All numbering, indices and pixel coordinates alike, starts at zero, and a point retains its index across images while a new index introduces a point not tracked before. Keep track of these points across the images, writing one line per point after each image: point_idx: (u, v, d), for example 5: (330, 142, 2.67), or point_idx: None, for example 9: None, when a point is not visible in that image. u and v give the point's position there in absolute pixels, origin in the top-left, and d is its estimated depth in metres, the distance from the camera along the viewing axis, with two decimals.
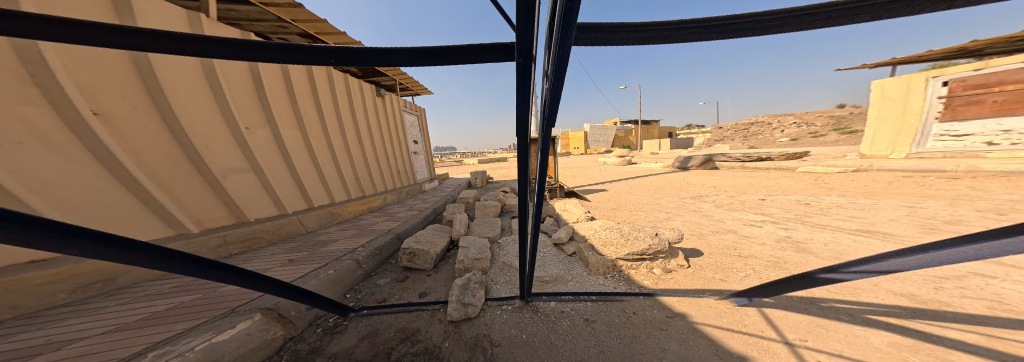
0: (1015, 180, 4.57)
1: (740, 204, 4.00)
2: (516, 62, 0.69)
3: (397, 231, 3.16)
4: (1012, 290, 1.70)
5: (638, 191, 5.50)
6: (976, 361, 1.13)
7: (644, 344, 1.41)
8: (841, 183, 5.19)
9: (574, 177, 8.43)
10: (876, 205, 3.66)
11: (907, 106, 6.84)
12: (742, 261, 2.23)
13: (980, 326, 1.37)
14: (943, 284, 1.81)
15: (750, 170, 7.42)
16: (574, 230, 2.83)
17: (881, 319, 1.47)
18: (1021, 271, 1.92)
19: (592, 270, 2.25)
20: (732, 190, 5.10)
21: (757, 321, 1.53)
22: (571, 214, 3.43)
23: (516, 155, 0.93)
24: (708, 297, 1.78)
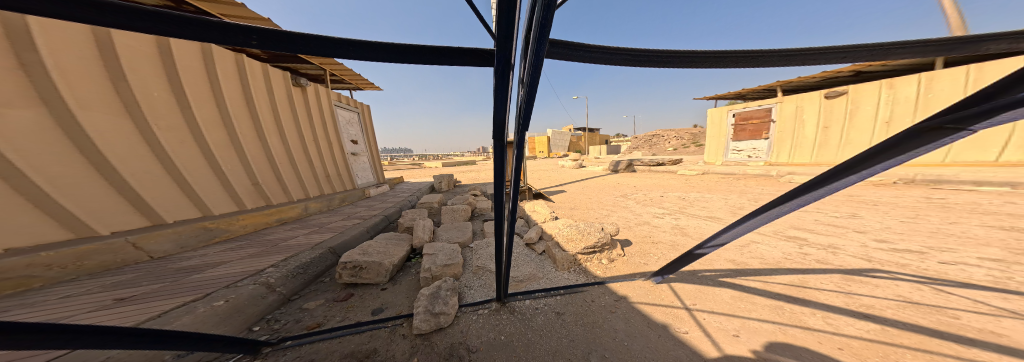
0: (764, 180, 6.74)
1: (652, 200, 4.89)
2: (494, 65, 0.78)
3: (331, 245, 2.75)
4: (784, 250, 2.58)
5: (582, 192, 6.14)
6: (769, 301, 1.76)
7: (604, 328, 1.59)
8: (700, 182, 6.84)
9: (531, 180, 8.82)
10: (706, 197, 4.96)
11: (721, 128, 9.26)
12: (655, 246, 2.77)
13: (762, 276, 2.08)
14: (761, 249, 2.61)
15: (656, 172, 9.12)
16: (543, 230, 2.93)
17: (727, 280, 2.06)
18: (790, 237, 2.91)
19: (559, 266, 2.38)
20: (645, 189, 6.18)
21: (669, 293, 1.93)
22: (541, 214, 3.54)
23: (493, 155, 1.01)
24: (639, 279, 2.13)
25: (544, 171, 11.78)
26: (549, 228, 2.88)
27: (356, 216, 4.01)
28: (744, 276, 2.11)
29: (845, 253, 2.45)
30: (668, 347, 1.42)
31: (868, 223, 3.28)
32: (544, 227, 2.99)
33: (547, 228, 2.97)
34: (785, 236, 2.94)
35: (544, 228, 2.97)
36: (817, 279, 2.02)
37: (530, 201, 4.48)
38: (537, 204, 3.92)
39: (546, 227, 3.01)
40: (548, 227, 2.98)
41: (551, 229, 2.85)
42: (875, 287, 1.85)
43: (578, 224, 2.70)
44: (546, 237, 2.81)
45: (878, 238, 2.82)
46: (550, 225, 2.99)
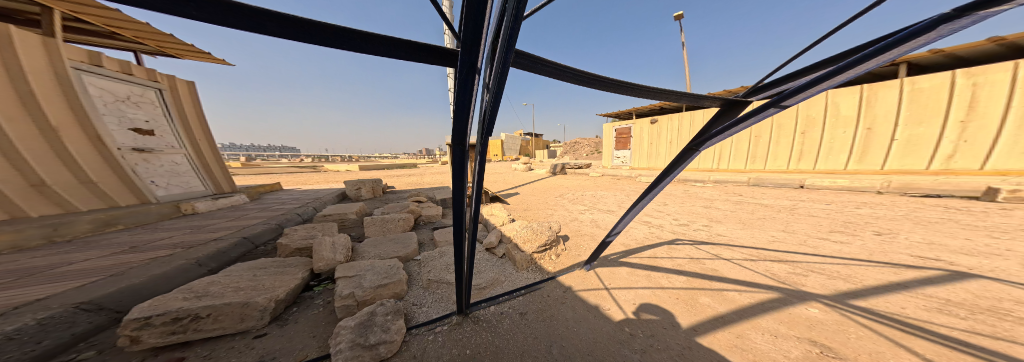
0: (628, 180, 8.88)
1: (584, 198, 5.68)
2: (457, 70, 0.72)
3: (105, 291, 1.54)
4: (663, 232, 3.46)
5: (525, 194, 6.50)
6: (651, 272, 2.30)
7: (559, 320, 1.68)
8: (615, 181, 8.51)
9: None
10: (617, 194, 6.19)
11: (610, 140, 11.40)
12: (583, 238, 3.20)
13: (648, 253, 2.74)
14: (651, 233, 3.42)
15: (582, 173, 10.73)
16: (502, 233, 2.92)
17: (628, 260, 2.60)
18: (668, 222, 3.92)
19: (519, 267, 2.41)
20: (578, 188, 7.12)
21: (591, 277, 2.26)
22: (499, 218, 3.51)
23: (449, 162, 0.87)
24: (576, 269, 2.40)
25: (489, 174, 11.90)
26: (507, 231, 2.90)
27: (148, 245, 2.48)
28: (634, 255, 2.72)
29: (695, 232, 3.46)
30: (603, 325, 1.62)
31: (709, 208, 4.76)
32: (502, 229, 3.00)
33: (503, 230, 2.98)
34: (664, 223, 3.93)
35: (503, 230, 2.97)
36: (681, 250, 2.80)
37: (490, 204, 4.36)
38: (496, 208, 3.87)
39: (505, 229, 3.02)
40: (505, 229, 2.99)
41: (509, 231, 2.87)
42: (709, 252, 2.71)
43: (534, 225, 2.83)
44: (506, 240, 2.79)
45: (718, 220, 4.04)
46: (507, 227, 3.03)
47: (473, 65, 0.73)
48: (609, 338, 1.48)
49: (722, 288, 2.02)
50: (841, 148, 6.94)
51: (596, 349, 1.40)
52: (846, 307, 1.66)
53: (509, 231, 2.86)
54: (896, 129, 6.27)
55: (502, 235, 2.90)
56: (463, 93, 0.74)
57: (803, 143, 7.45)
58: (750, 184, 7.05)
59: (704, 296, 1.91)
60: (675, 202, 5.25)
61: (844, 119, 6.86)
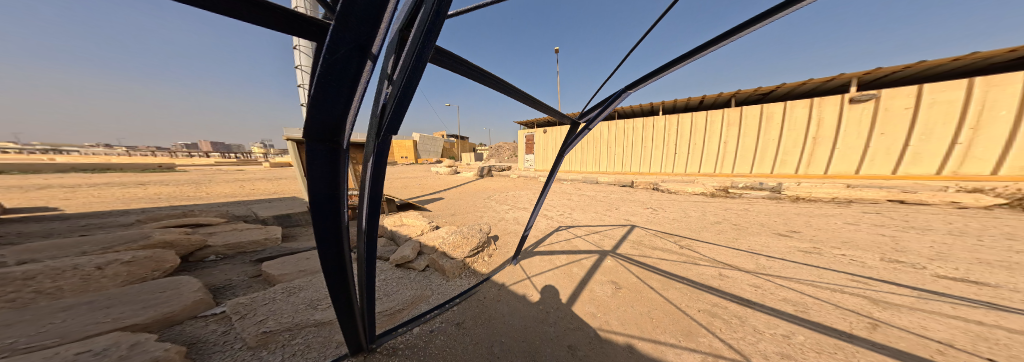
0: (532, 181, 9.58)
1: (508, 198, 5.99)
2: (332, 49, 0.56)
3: None
4: (572, 222, 4.05)
5: (454, 197, 6.33)
6: (562, 257, 2.63)
7: (497, 317, 1.70)
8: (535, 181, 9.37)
9: (396, 188, 7.83)
10: (535, 192, 6.81)
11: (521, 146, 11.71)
12: (508, 236, 3.34)
13: (562, 241, 3.12)
14: (562, 223, 3.95)
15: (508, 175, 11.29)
16: (426, 242, 2.64)
17: (545, 248, 2.89)
18: (574, 213, 4.64)
19: (449, 276, 2.26)
20: (502, 189, 7.46)
21: (517, 269, 2.37)
22: (419, 226, 3.16)
23: (314, 164, 0.70)
24: (508, 265, 2.46)
25: (416, 178, 10.98)
26: (430, 240, 2.64)
27: None
28: (542, 244, 3.01)
29: (591, 220, 4.12)
30: (532, 313, 1.75)
31: (603, 199, 5.91)
32: (424, 238, 2.72)
33: (425, 239, 2.71)
34: (571, 214, 4.50)
35: (424, 239, 2.69)
36: (583, 235, 3.32)
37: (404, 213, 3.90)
38: (411, 216, 3.46)
39: (427, 237, 2.74)
40: (428, 238, 2.72)
41: (433, 240, 2.62)
42: (602, 235, 3.34)
43: (462, 229, 2.72)
44: (433, 250, 2.53)
45: (586, 210, 4.83)
46: (431, 234, 2.79)
47: (361, 48, 0.59)
48: (537, 320, 1.66)
49: (585, 260, 2.55)
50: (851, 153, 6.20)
51: (531, 336, 1.51)
52: (624, 256, 2.66)
53: (433, 241, 2.61)
54: (907, 134, 5.68)
55: (427, 245, 2.62)
56: (341, 81, 0.61)
57: (766, 146, 6.98)
58: (594, 184, 8.49)
59: (577, 267, 2.39)
60: (582, 197, 6.15)
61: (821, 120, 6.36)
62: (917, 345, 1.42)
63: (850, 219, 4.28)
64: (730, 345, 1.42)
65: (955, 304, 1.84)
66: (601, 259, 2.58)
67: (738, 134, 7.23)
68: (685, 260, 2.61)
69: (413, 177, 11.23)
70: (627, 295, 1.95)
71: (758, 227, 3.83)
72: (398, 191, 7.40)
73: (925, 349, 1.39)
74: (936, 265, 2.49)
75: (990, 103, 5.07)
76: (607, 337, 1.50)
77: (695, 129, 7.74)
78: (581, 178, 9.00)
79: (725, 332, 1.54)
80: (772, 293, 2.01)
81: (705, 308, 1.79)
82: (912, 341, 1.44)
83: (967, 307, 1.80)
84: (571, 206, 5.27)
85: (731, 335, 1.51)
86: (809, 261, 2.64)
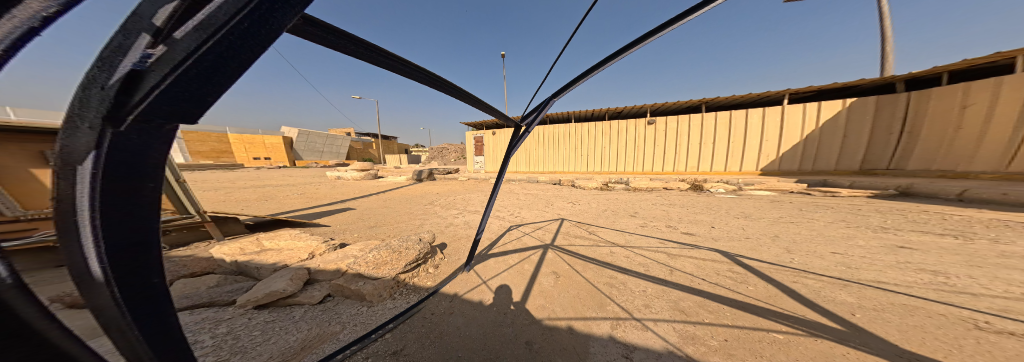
0: (472, 183, 9.64)
1: (451, 202, 5.83)
2: None
3: None
4: (517, 220, 4.15)
5: (382, 206, 5.83)
6: (515, 256, 2.60)
7: (449, 333, 1.49)
8: (476, 183, 9.34)
9: (316, 200, 6.87)
10: (472, 195, 6.77)
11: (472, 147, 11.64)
12: (462, 241, 3.25)
13: (512, 240, 3.12)
14: (509, 223, 4.00)
15: (453, 179, 10.99)
16: (324, 265, 2.08)
17: (498, 250, 2.83)
18: (518, 211, 4.77)
19: (372, 301, 1.86)
20: (444, 193, 7.19)
21: (471, 275, 2.22)
22: (306, 246, 2.52)
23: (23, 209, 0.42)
24: (461, 273, 2.25)
25: (346, 187, 9.66)
26: (330, 262, 2.11)
27: None
28: (495, 246, 2.97)
29: (536, 217, 4.27)
30: (489, 317, 1.61)
31: (541, 196, 6.22)
32: (321, 260, 2.16)
33: (323, 260, 2.15)
34: (520, 213, 4.61)
35: (320, 262, 2.12)
36: (531, 232, 3.41)
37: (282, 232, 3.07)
38: (287, 237, 2.72)
39: (324, 259, 2.19)
40: (325, 260, 2.16)
41: (334, 263, 2.10)
42: (547, 230, 3.49)
43: (388, 243, 2.32)
44: (337, 275, 2.03)
45: (533, 207, 5.02)
46: (334, 254, 2.28)
47: None
48: (495, 325, 1.52)
49: (534, 255, 2.58)
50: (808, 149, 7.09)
51: (492, 345, 1.37)
52: (560, 248, 2.76)
53: (334, 263, 2.09)
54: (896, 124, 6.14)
55: (325, 268, 2.07)
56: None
57: (732, 146, 7.62)
58: (536, 183, 8.76)
59: (528, 264, 2.39)
60: (528, 196, 6.36)
61: (736, 127, 7.50)
62: (702, 285, 1.84)
63: (753, 199, 5.07)
64: (623, 307, 1.62)
65: (783, 252, 2.44)
66: (545, 252, 2.66)
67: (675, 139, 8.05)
68: (589, 243, 2.87)
69: (346, 186, 9.92)
70: (566, 283, 1.99)
71: (657, 209, 4.48)
72: (324, 204, 6.45)
73: (709, 287, 1.81)
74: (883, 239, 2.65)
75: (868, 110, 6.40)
76: (551, 324, 1.51)
77: (682, 131, 7.98)
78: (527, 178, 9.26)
79: (620, 297, 1.73)
80: (641, 260, 2.33)
81: (608, 280, 1.99)
82: (700, 284, 1.87)
83: (789, 253, 2.40)
84: (514, 205, 5.39)
85: (625, 299, 1.71)
86: (711, 231, 3.15)
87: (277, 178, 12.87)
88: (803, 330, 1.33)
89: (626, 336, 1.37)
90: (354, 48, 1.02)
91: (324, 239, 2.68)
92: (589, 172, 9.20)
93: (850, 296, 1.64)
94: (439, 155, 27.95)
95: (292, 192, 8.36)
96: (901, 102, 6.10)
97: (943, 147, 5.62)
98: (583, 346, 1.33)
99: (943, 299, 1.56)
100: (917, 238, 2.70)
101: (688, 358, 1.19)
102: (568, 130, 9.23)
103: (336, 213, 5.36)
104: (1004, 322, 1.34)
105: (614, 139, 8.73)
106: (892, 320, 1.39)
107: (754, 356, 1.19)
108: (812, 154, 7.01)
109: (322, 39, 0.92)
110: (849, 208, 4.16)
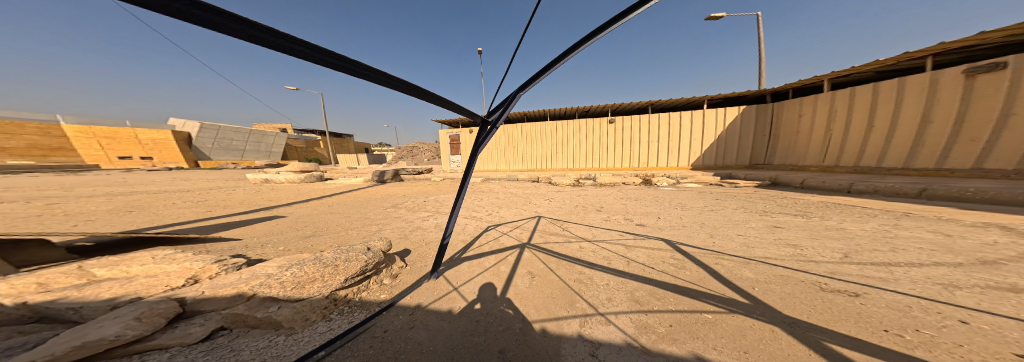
0: (443, 183, 9.14)
1: (419, 205, 5.47)
2: None
3: None
4: (490, 220, 4.13)
5: (327, 213, 5.10)
6: (488, 259, 2.57)
7: (407, 351, 1.34)
8: (447, 184, 8.92)
9: (244, 209, 5.63)
10: (444, 196, 6.44)
11: (446, 146, 11.19)
12: (429, 246, 3.08)
13: (485, 243, 3.09)
14: (481, 224, 3.95)
15: (420, 179, 10.28)
16: (214, 291, 1.61)
17: (470, 253, 2.77)
18: (491, 211, 4.75)
19: (293, 329, 1.55)
20: (412, 196, 6.69)
21: (440, 283, 2.12)
22: (182, 269, 1.93)
23: None
24: (425, 283, 2.11)
25: (280, 191, 8.13)
26: (225, 287, 1.65)
27: None
28: (471, 248, 2.92)
29: (515, 216, 4.32)
30: (459, 327, 1.52)
31: (515, 195, 6.32)
32: (209, 286, 1.68)
33: (210, 287, 1.67)
34: (498, 212, 4.60)
35: (208, 289, 1.64)
36: (504, 233, 3.42)
37: (148, 251, 2.31)
38: (145, 260, 2.04)
39: (212, 285, 1.71)
40: (214, 286, 1.68)
41: (230, 287, 1.64)
42: (520, 229, 3.56)
43: (317, 257, 2.00)
44: (236, 301, 1.59)
45: (511, 206, 5.05)
46: (233, 276, 1.81)
47: None
48: (462, 335, 1.45)
49: (510, 256, 2.62)
50: (727, 148, 8.76)
51: (460, 355, 1.28)
52: (537, 247, 2.86)
53: (232, 287, 1.64)
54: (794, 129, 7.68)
55: (213, 295, 1.59)
56: None
57: (670, 144, 9.06)
58: (514, 181, 8.87)
59: (504, 266, 2.41)
60: (507, 195, 6.40)
61: (675, 127, 8.97)
62: (654, 274, 2.13)
63: (690, 192, 6.04)
64: (590, 303, 1.71)
65: (708, 237, 2.99)
66: (522, 252, 2.72)
67: (631, 137, 9.34)
68: (562, 240, 3.06)
69: (281, 190, 8.36)
70: (541, 283, 2.06)
71: (618, 203, 5.00)
72: (253, 213, 5.32)
73: (658, 275, 2.11)
74: (775, 223, 3.46)
75: (761, 116, 8.36)
76: (526, 328, 1.49)
77: (632, 130, 9.31)
78: (505, 176, 9.37)
79: (588, 293, 1.86)
80: (606, 254, 2.60)
81: (578, 277, 2.13)
82: (652, 273, 2.16)
83: (712, 237, 2.95)
84: (487, 205, 5.34)
85: (592, 295, 1.83)
86: (657, 222, 3.67)
87: (174, 182, 10.05)
88: (723, 308, 1.58)
89: (593, 333, 1.41)
90: (290, 46, 0.89)
91: (213, 258, 2.10)
92: (564, 168, 10.02)
93: (752, 273, 2.09)
94: (408, 154, 26.20)
95: (203, 199, 6.67)
96: (779, 112, 8.08)
97: (800, 147, 7.53)
98: (555, 348, 1.32)
99: (805, 268, 2.13)
100: (787, 220, 3.59)
101: (643, 349, 1.27)
102: (546, 128, 10.06)
103: (260, 223, 4.44)
104: (837, 281, 1.90)
105: (584, 137, 9.76)
106: (774, 290, 1.81)
107: (693, 339, 1.33)
108: (727, 153, 8.77)
109: (215, 25, 0.74)
110: (746, 197, 5.30)
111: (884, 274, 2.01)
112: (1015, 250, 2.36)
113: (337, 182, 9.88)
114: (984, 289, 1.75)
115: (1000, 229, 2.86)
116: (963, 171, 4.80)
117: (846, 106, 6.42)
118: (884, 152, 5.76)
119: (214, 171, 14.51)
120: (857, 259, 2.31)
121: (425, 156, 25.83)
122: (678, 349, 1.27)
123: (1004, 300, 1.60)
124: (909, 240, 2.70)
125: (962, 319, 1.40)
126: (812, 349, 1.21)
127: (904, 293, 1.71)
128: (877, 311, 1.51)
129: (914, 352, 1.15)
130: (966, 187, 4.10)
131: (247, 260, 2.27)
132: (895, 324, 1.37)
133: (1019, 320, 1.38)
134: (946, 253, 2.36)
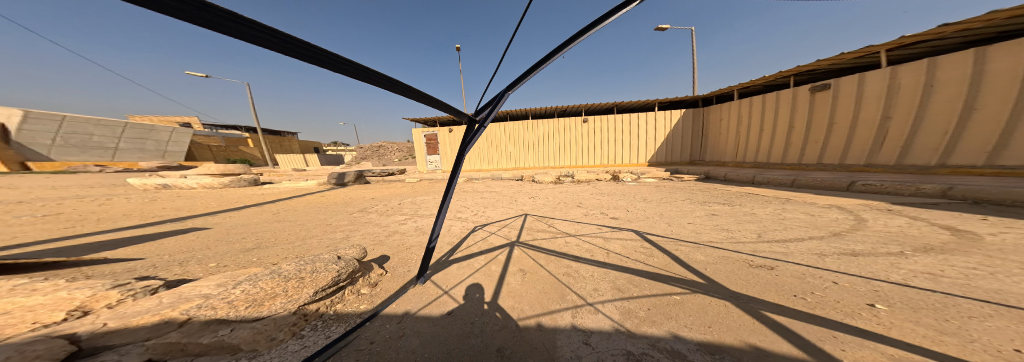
0: (416, 184, 8.64)
1: (393, 207, 5.12)
2: None
3: None
4: (470, 221, 4.05)
5: (272, 221, 4.37)
6: (475, 260, 2.52)
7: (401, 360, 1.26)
8: (419, 185, 8.39)
9: (146, 223, 4.46)
10: (419, 197, 6.12)
11: (421, 145, 10.55)
12: (411, 250, 2.90)
13: (474, 244, 3.00)
14: (461, 224, 3.87)
15: (388, 181, 9.51)
16: (126, 321, 1.26)
17: (457, 255, 2.68)
18: (473, 211, 4.66)
19: (254, 352, 1.32)
20: (384, 198, 6.20)
21: (428, 287, 2.03)
22: (55, 301, 1.45)
23: None
24: (411, 288, 2.00)
25: (196, 199, 6.62)
26: (141, 315, 1.31)
27: None
28: (459, 249, 2.84)
29: (502, 215, 4.32)
30: (454, 331, 1.47)
31: (495, 194, 6.30)
32: (113, 317, 1.31)
33: (114, 317, 1.30)
34: (484, 212, 4.53)
35: (113, 320, 1.28)
36: (486, 234, 3.35)
37: None
38: None
39: (116, 315, 1.33)
40: (121, 316, 1.32)
41: (151, 314, 1.31)
42: (503, 228, 3.57)
43: (275, 270, 1.74)
44: (162, 330, 1.27)
45: (497, 205, 5.02)
46: (149, 302, 1.44)
47: None
48: (461, 337, 1.42)
49: (501, 255, 2.62)
50: (675, 148, 9.94)
51: (456, 359, 1.25)
52: (526, 244, 2.90)
53: (155, 314, 1.31)
54: (724, 130, 8.89)
55: (124, 327, 1.25)
56: None
57: (629, 143, 10.01)
58: (500, 180, 8.83)
59: (495, 264, 2.40)
60: (492, 194, 6.35)
61: (637, 127, 9.89)
62: (628, 262, 2.36)
63: (648, 186, 6.79)
64: (579, 295, 1.82)
65: (667, 226, 3.42)
66: (512, 250, 2.74)
67: (600, 137, 10.03)
68: (549, 235, 3.18)
69: (193, 198, 6.83)
70: (533, 279, 2.12)
71: (595, 199, 5.34)
72: (156, 227, 4.23)
73: (633, 263, 2.33)
74: (717, 211, 4.12)
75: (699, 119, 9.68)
76: (522, 325, 1.51)
77: (598, 130, 10.01)
78: (490, 175, 9.24)
79: (577, 285, 1.97)
80: (589, 246, 2.77)
81: (566, 270, 2.23)
82: (626, 261, 2.39)
83: (670, 226, 3.39)
84: (468, 205, 5.22)
85: (580, 286, 1.95)
86: (626, 215, 4.04)
87: None
88: (688, 289, 1.84)
89: (584, 322, 1.50)
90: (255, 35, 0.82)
91: (108, 284, 1.65)
92: (545, 166, 10.37)
93: (703, 255, 2.45)
94: (374, 154, 23.93)
95: (65, 213, 5.04)
96: (709, 116, 9.49)
97: (723, 146, 8.97)
98: (552, 341, 1.37)
99: (737, 249, 2.58)
100: (720, 208, 4.27)
101: (629, 332, 1.39)
102: (526, 127, 10.21)
103: (172, 238, 3.56)
104: (758, 258, 2.34)
105: (561, 136, 10.16)
106: (720, 270, 2.15)
107: (668, 319, 1.50)
108: (671, 152, 9.97)
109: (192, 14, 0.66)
110: (689, 189, 6.15)
111: (783, 249, 2.56)
112: (850, 223, 3.21)
113: (280, 186, 8.50)
114: (839, 255, 2.35)
115: (838, 208, 3.86)
116: (812, 165, 6.37)
117: (750, 113, 7.93)
118: (773, 151, 7.27)
119: (91, 175, 11.18)
120: (767, 237, 2.90)
121: (393, 155, 24.38)
122: (657, 330, 1.42)
123: (853, 262, 2.18)
124: (794, 220, 3.48)
125: (835, 281, 1.87)
126: (753, 317, 1.47)
127: (799, 263, 2.20)
128: (788, 280, 1.93)
129: (813, 311, 1.51)
130: (818, 178, 5.36)
131: (163, 282, 1.84)
132: (800, 290, 1.77)
133: (865, 277, 1.89)
134: (815, 228, 3.10)
